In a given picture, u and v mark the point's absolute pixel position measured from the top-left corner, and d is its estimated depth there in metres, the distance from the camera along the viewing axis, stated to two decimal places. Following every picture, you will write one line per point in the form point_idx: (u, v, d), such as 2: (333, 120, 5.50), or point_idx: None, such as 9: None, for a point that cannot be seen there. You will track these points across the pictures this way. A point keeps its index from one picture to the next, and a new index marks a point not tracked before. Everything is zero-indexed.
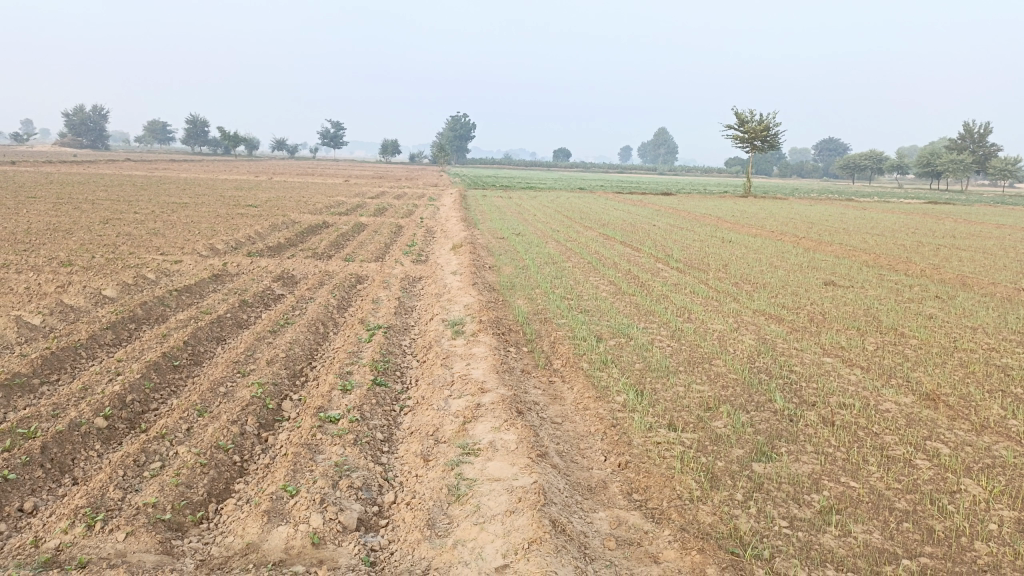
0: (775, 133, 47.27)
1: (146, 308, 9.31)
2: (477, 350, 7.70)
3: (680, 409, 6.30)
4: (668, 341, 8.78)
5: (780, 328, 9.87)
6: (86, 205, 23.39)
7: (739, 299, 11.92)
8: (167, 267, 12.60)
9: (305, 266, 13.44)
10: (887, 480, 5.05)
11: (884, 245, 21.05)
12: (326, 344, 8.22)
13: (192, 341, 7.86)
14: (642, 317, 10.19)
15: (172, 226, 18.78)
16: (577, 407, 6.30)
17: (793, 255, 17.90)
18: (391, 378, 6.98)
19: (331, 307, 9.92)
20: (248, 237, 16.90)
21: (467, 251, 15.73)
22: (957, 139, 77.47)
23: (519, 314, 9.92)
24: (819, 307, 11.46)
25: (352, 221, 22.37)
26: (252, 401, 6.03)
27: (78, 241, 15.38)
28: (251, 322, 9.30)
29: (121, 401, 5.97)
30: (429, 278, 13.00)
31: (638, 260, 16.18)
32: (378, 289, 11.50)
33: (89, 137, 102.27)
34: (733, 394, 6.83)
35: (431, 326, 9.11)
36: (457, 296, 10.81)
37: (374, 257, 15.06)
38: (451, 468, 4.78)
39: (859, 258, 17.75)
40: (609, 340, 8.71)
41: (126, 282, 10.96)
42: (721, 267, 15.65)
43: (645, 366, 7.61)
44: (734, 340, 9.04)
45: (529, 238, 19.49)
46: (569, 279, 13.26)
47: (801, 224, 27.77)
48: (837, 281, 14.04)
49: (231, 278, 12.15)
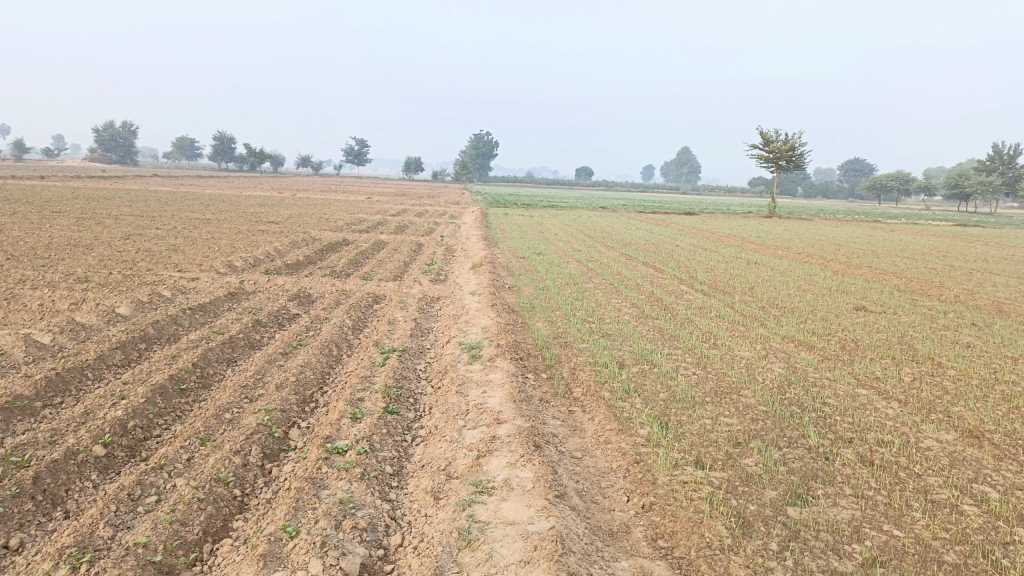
0: (800, 154, 46.71)
1: (157, 326, 9.13)
2: (494, 376, 7.40)
3: (707, 444, 5.95)
4: (694, 369, 8.41)
5: (811, 356, 9.46)
6: (109, 220, 23.49)
7: (766, 324, 11.52)
8: (184, 284, 12.46)
9: (323, 285, 13.25)
10: (935, 529, 4.65)
11: (914, 268, 20.49)
12: (338, 367, 7.97)
13: (201, 363, 7.63)
14: (666, 342, 9.83)
15: (192, 242, 18.75)
16: (598, 440, 5.97)
17: (821, 278, 17.44)
18: (404, 406, 6.70)
19: (345, 328, 9.68)
20: (266, 254, 16.78)
21: (487, 270, 15.47)
22: (986, 161, 76.19)
23: (539, 337, 9.61)
24: (851, 334, 11.02)
25: (372, 238, 22.23)
26: (257, 429, 5.77)
27: (98, 256, 15.33)
28: (264, 343, 9.08)
29: (122, 427, 5.74)
30: (447, 299, 12.73)
31: (662, 282, 15.82)
32: (395, 309, 11.26)
33: (118, 153, 103.92)
34: (763, 428, 6.46)
35: (448, 349, 8.82)
36: (475, 318, 10.53)
37: (392, 276, 14.84)
38: (463, 509, 4.48)
39: (890, 282, 17.24)
40: (632, 366, 8.37)
41: (141, 299, 10.81)
42: (747, 289, 15.24)
43: (670, 396, 7.26)
44: (762, 368, 8.65)
45: (550, 258, 19.22)
46: (590, 301, 12.94)
47: (828, 246, 27.22)
48: (868, 306, 13.57)
49: (247, 296, 11.98)
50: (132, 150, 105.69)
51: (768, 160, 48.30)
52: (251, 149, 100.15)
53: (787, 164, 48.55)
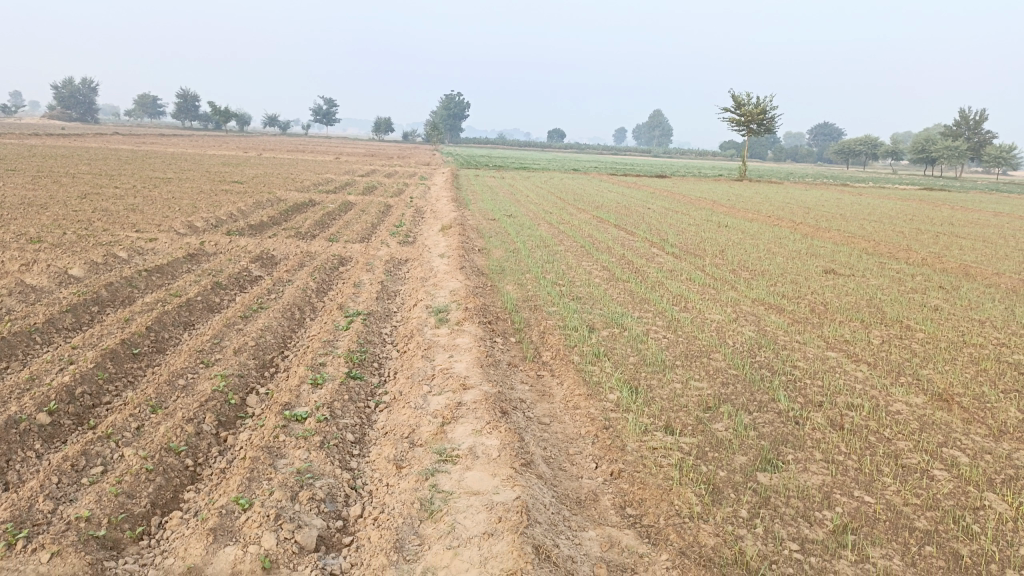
0: (772, 117, 46.67)
1: (111, 288, 8.77)
2: (461, 340, 7.22)
3: (678, 409, 5.84)
4: (665, 333, 8.31)
5: (781, 319, 9.41)
6: (65, 179, 22.70)
7: (737, 287, 11.46)
8: (141, 245, 12.03)
9: (287, 246, 12.89)
10: (905, 495, 4.60)
11: (882, 232, 20.61)
12: (301, 331, 7.72)
13: (156, 327, 7.33)
14: (636, 305, 9.71)
15: (152, 202, 18.17)
16: (567, 406, 5.83)
17: (791, 241, 17.44)
18: (368, 371, 6.49)
19: (309, 290, 9.40)
20: (229, 215, 16.31)
21: (456, 232, 15.20)
22: (953, 126, 76.94)
23: (508, 300, 9.43)
24: (820, 297, 11.01)
25: (340, 199, 21.77)
26: (212, 396, 5.53)
27: (52, 216, 14.76)
28: (223, 306, 8.78)
29: (69, 394, 5.47)
30: (415, 261, 12.46)
31: (633, 245, 15.68)
32: (361, 271, 10.98)
33: (77, 110, 100.71)
34: (733, 392, 6.37)
35: (414, 313, 8.60)
36: (443, 281, 10.30)
37: (359, 238, 14.50)
38: (426, 479, 4.31)
39: (858, 245, 17.31)
40: (602, 330, 8.24)
41: (95, 260, 10.40)
42: (718, 252, 15.18)
43: (640, 360, 7.15)
44: (733, 331, 8.58)
45: (520, 220, 18.98)
46: (561, 263, 12.76)
47: (798, 209, 27.30)
48: (837, 269, 13.59)
49: (207, 257, 11.60)
50: (91, 107, 102.53)
51: (739, 123, 48.22)
52: (216, 107, 97.66)
53: (758, 127, 48.51)
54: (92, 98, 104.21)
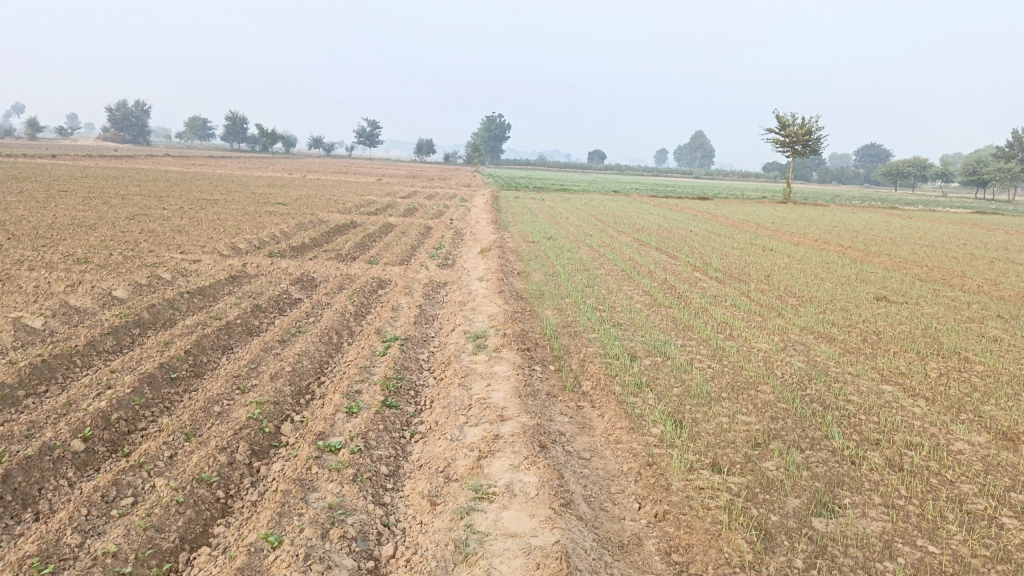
0: (817, 138, 45.92)
1: (152, 311, 8.82)
2: (499, 368, 7.05)
3: (725, 445, 5.58)
4: (709, 362, 8.04)
5: (831, 349, 9.05)
6: (115, 200, 23.23)
7: (784, 314, 11.10)
8: (185, 267, 12.15)
9: (327, 269, 12.91)
10: (973, 545, 4.28)
11: (934, 257, 19.95)
12: (337, 356, 7.63)
13: (194, 351, 7.32)
14: (680, 333, 9.43)
15: (197, 223, 18.46)
16: (608, 440, 5.61)
17: (839, 266, 16.95)
18: (404, 399, 6.36)
19: (347, 314, 9.34)
20: (272, 236, 16.45)
21: (496, 255, 15.09)
22: (1006, 148, 74.82)
23: (547, 326, 9.24)
24: (872, 326, 10.59)
25: (380, 221, 21.87)
26: (246, 424, 5.45)
27: (100, 237, 15.05)
28: (262, 329, 8.76)
29: (104, 420, 5.44)
30: (454, 284, 12.36)
31: (675, 269, 15.39)
32: (399, 295, 10.91)
33: (131, 132, 103.86)
34: (783, 428, 6.08)
35: (452, 338, 8.47)
36: (481, 305, 10.16)
37: (398, 260, 14.48)
38: (461, 518, 4.14)
39: (910, 271, 16.75)
40: (644, 359, 7.99)
41: (138, 281, 10.51)
42: (763, 277, 14.82)
43: (684, 391, 6.89)
44: (781, 362, 8.26)
45: (560, 243, 18.83)
46: (601, 288, 12.54)
47: (845, 233, 26.67)
48: (889, 296, 13.13)
49: (249, 279, 11.67)
50: (145, 129, 105.63)
51: (783, 145, 47.55)
52: (263, 130, 99.78)
53: (803, 149, 47.73)
54: (145, 121, 107.45)
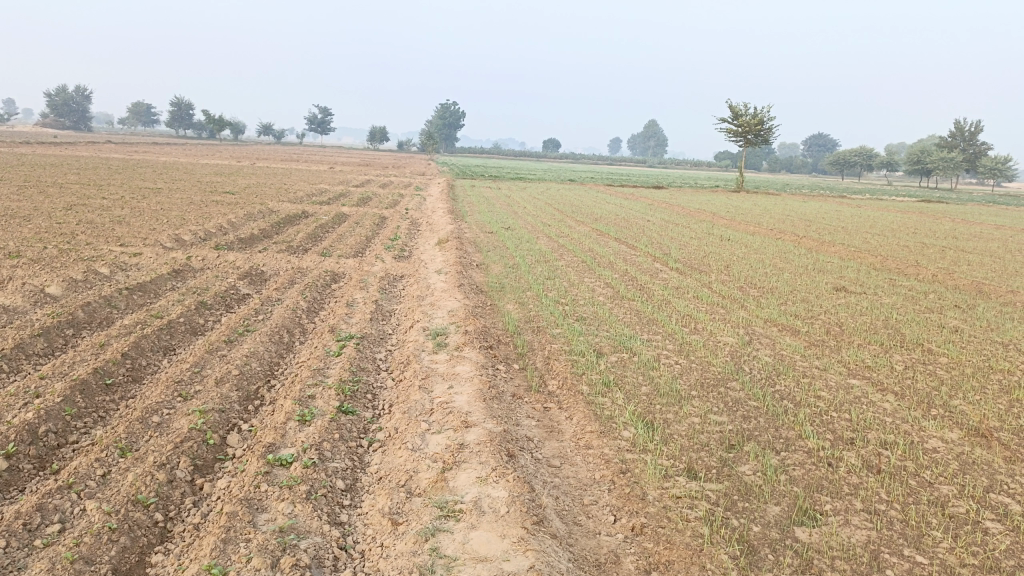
0: (769, 128, 46.45)
1: (88, 309, 8.24)
2: (462, 369, 6.72)
3: (699, 449, 5.35)
4: (676, 358, 7.83)
5: (796, 342, 8.94)
6: (52, 189, 22.14)
7: (747, 306, 10.99)
8: (125, 261, 11.51)
9: (278, 262, 12.38)
10: (961, 553, 4.12)
11: (887, 246, 20.20)
12: (288, 358, 7.20)
13: (133, 353, 6.82)
14: (644, 327, 9.22)
15: (139, 213, 17.66)
16: (578, 444, 5.33)
17: (796, 256, 17.02)
18: (360, 403, 5.98)
19: (299, 311, 8.89)
20: (219, 228, 15.79)
21: (454, 246, 14.71)
22: (948, 138, 76.88)
23: (509, 321, 8.93)
24: (835, 318, 10.55)
25: (333, 211, 21.27)
26: (188, 436, 5.02)
27: (34, 229, 14.22)
28: (208, 328, 8.25)
29: (30, 433, 4.96)
30: (411, 277, 11.96)
31: (635, 259, 15.23)
32: (354, 289, 10.47)
33: (70, 118, 100.11)
34: (756, 428, 5.89)
35: (410, 336, 8.11)
36: (441, 300, 9.80)
37: (353, 252, 14.00)
38: (425, 540, 3.81)
39: (865, 261, 16.88)
40: (610, 355, 7.75)
41: (74, 277, 9.88)
42: (723, 268, 14.74)
43: (653, 390, 6.65)
44: (749, 357, 8.10)
45: (519, 233, 18.55)
46: (562, 280, 12.28)
47: (799, 222, 26.90)
48: (848, 286, 13.15)
49: (194, 274, 11.09)
50: (85, 115, 101.94)
51: (736, 134, 47.99)
52: (211, 116, 97.20)
53: (756, 139, 48.24)
54: (86, 106, 103.64)
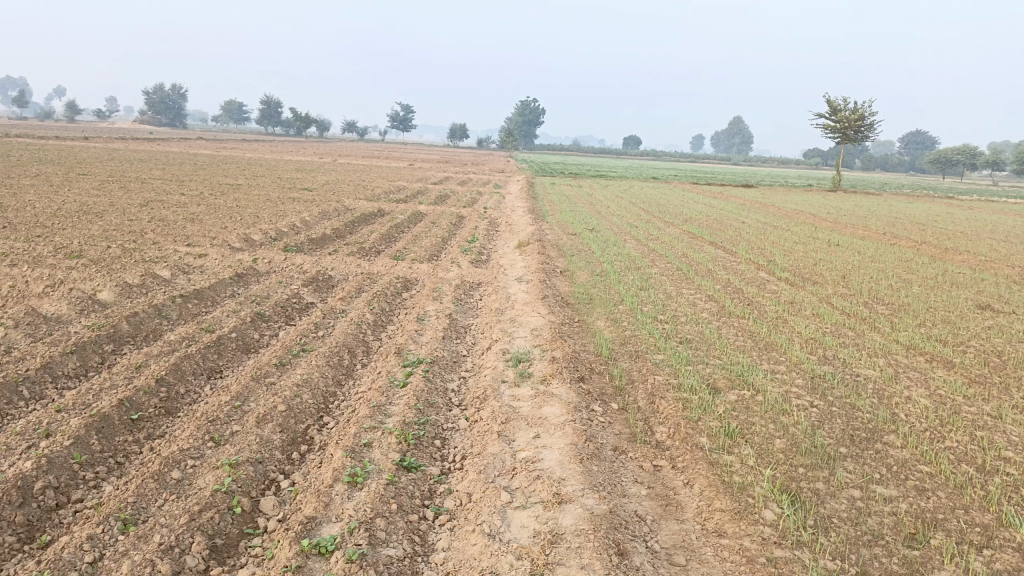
0: (869, 124, 43.42)
1: (134, 320, 7.42)
2: (551, 411, 5.50)
3: (872, 543, 4.00)
4: (810, 397, 6.43)
5: (954, 378, 7.35)
6: (134, 185, 22.11)
7: (880, 329, 9.37)
8: (188, 263, 10.81)
9: (347, 265, 11.47)
10: None
11: (1022, 254, 17.85)
12: (346, 387, 6.14)
13: (169, 380, 5.89)
14: (762, 354, 7.79)
15: (213, 210, 17.22)
16: (705, 530, 4.06)
17: (920, 265, 15.09)
18: (426, 455, 4.84)
19: (364, 326, 7.87)
20: (291, 227, 15.08)
21: (535, 250, 13.53)
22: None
23: (602, 344, 7.66)
24: (990, 345, 8.82)
25: (409, 209, 20.43)
26: (210, 503, 3.99)
27: (104, 226, 13.78)
28: (262, 344, 7.30)
29: (23, 493, 4.01)
30: (489, 286, 10.83)
31: (737, 267, 13.71)
32: (427, 300, 9.41)
33: (167, 116, 104.09)
34: (939, 510, 4.49)
35: (488, 361, 6.95)
36: (522, 316, 8.61)
37: (428, 256, 12.99)
38: None
39: (1001, 272, 14.82)
40: (728, 393, 6.40)
41: (130, 282, 9.16)
42: (838, 278, 13.07)
43: (790, 446, 5.29)
44: (901, 398, 6.60)
45: (604, 235, 17.24)
46: (658, 291, 10.93)
47: (911, 225, 24.53)
48: (993, 304, 11.31)
49: (257, 278, 10.27)
50: (179, 113, 105.90)
51: (833, 130, 45.14)
52: (297, 113, 99.46)
53: (855, 135, 45.19)
54: (182, 104, 107.39)
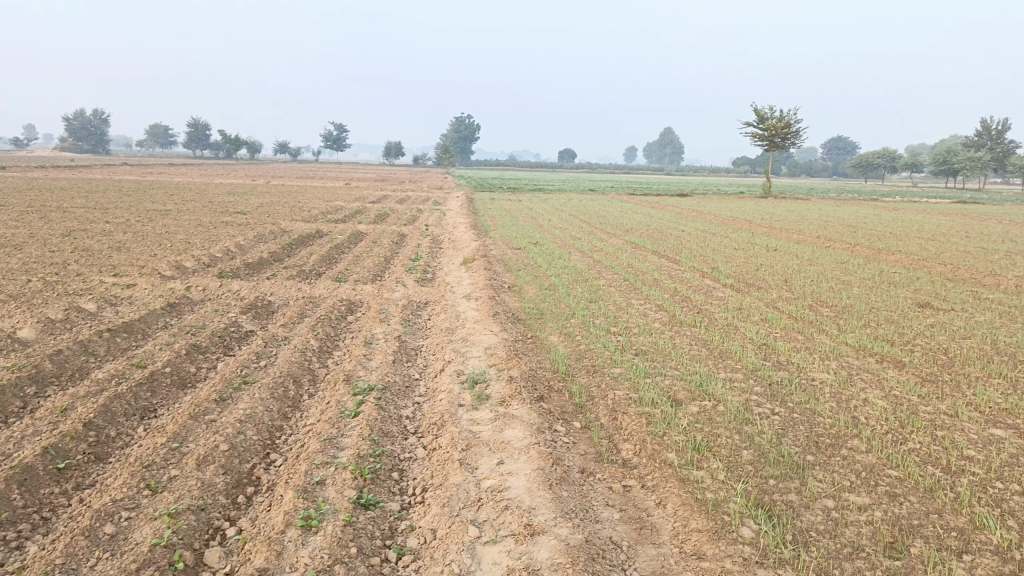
0: (796, 131, 44.73)
1: (57, 359, 6.90)
2: (514, 434, 5.27)
3: (853, 556, 3.89)
4: (771, 405, 6.36)
5: (906, 378, 7.40)
6: (55, 214, 21.07)
7: (828, 331, 9.45)
8: (116, 294, 10.22)
9: (287, 290, 11.04)
10: None
11: (950, 252, 18.47)
12: (293, 421, 5.79)
13: (98, 423, 5.45)
14: (719, 362, 7.72)
15: (141, 238, 16.48)
16: (683, 553, 3.88)
17: (857, 266, 15.43)
18: (385, 490, 4.55)
19: (309, 353, 7.50)
20: (225, 252, 14.50)
21: (481, 266, 13.31)
22: (975, 137, 74.84)
23: (558, 360, 7.47)
24: (935, 343, 8.96)
25: (348, 229, 19.98)
26: (149, 560, 3.62)
27: (23, 259, 12.99)
28: (200, 378, 6.87)
29: None
30: (437, 305, 10.54)
31: (682, 276, 13.76)
32: (373, 322, 9.08)
33: (89, 142, 100.41)
34: (913, 516, 4.41)
35: (443, 383, 6.67)
36: (474, 335, 8.37)
37: (371, 276, 12.63)
38: None
39: (934, 270, 15.27)
40: (690, 405, 6.28)
41: (51, 317, 8.57)
42: (781, 283, 13.24)
43: (758, 457, 5.17)
44: (859, 401, 6.58)
45: (548, 248, 17.14)
46: (608, 303, 10.83)
47: (842, 228, 25.21)
48: (931, 302, 11.58)
49: (191, 307, 9.77)
50: (102, 139, 102.35)
51: (762, 138, 46.36)
52: (226, 135, 97.27)
53: (783, 142, 46.50)
54: (105, 129, 103.83)
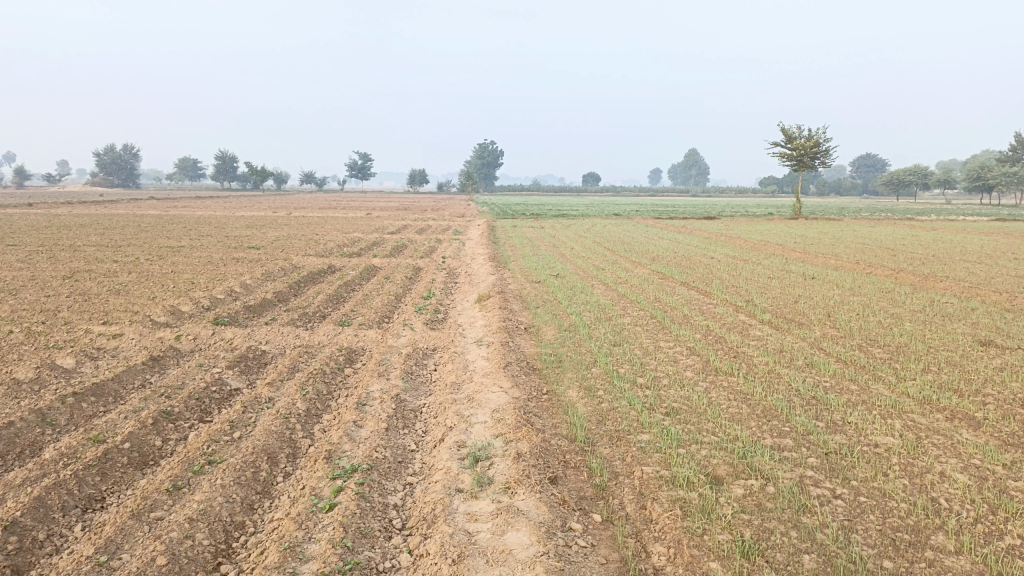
0: (826, 150, 43.47)
1: (6, 435, 6.06)
2: (518, 542, 4.28)
3: None
4: (833, 485, 5.30)
5: (985, 442, 6.29)
6: (65, 253, 20.60)
7: (884, 379, 8.35)
8: (99, 346, 9.44)
9: (285, 338, 10.18)
10: None
11: (1002, 277, 17.17)
12: (259, 515, 4.86)
13: (24, 524, 4.55)
14: (763, 424, 6.67)
15: (145, 278, 15.81)
16: None
17: (904, 296, 14.27)
18: None
19: (292, 420, 6.59)
20: (227, 293, 13.74)
21: (496, 305, 12.39)
22: (1011, 151, 72.76)
23: (576, 425, 6.49)
24: (1010, 393, 7.79)
25: (362, 264, 19.19)
26: None
27: (15, 306, 12.32)
28: (164, 453, 5.99)
29: None
30: (445, 354, 9.61)
31: (714, 311, 12.72)
32: (371, 377, 8.16)
33: (119, 176, 101.87)
34: None
35: (441, 460, 5.71)
36: (481, 392, 7.40)
37: (377, 319, 11.75)
38: None
39: (990, 299, 14.03)
40: (733, 486, 5.25)
41: (19, 377, 7.77)
42: (823, 317, 12.13)
43: (825, 565, 4.14)
44: (935, 477, 5.50)
45: (569, 281, 16.23)
46: (634, 347, 9.84)
47: (880, 251, 23.93)
48: (993, 339, 10.42)
49: (177, 361, 8.93)
50: (132, 173, 103.92)
51: (790, 159, 45.16)
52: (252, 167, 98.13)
53: (813, 162, 45.22)
54: (133, 163, 105.34)
